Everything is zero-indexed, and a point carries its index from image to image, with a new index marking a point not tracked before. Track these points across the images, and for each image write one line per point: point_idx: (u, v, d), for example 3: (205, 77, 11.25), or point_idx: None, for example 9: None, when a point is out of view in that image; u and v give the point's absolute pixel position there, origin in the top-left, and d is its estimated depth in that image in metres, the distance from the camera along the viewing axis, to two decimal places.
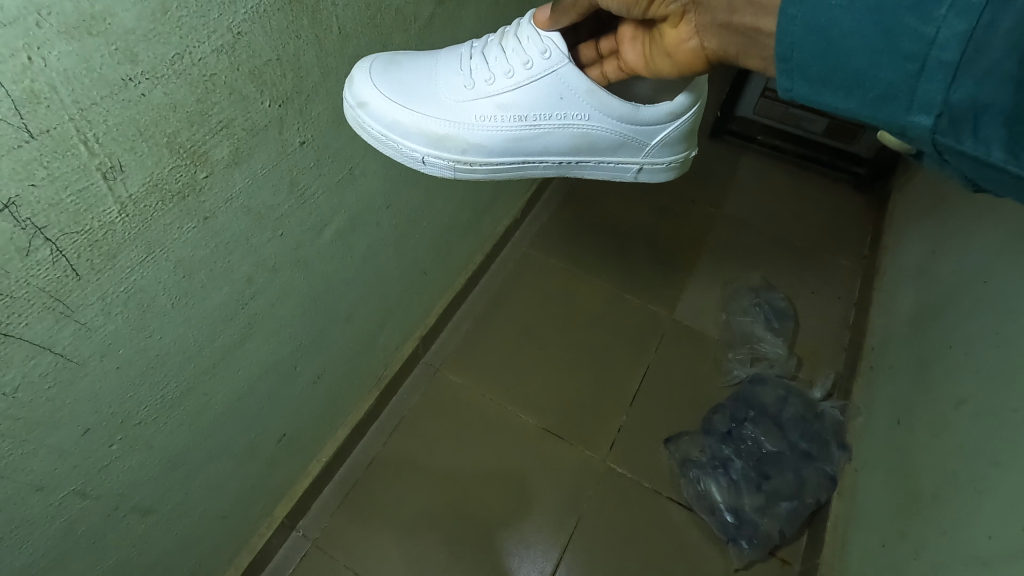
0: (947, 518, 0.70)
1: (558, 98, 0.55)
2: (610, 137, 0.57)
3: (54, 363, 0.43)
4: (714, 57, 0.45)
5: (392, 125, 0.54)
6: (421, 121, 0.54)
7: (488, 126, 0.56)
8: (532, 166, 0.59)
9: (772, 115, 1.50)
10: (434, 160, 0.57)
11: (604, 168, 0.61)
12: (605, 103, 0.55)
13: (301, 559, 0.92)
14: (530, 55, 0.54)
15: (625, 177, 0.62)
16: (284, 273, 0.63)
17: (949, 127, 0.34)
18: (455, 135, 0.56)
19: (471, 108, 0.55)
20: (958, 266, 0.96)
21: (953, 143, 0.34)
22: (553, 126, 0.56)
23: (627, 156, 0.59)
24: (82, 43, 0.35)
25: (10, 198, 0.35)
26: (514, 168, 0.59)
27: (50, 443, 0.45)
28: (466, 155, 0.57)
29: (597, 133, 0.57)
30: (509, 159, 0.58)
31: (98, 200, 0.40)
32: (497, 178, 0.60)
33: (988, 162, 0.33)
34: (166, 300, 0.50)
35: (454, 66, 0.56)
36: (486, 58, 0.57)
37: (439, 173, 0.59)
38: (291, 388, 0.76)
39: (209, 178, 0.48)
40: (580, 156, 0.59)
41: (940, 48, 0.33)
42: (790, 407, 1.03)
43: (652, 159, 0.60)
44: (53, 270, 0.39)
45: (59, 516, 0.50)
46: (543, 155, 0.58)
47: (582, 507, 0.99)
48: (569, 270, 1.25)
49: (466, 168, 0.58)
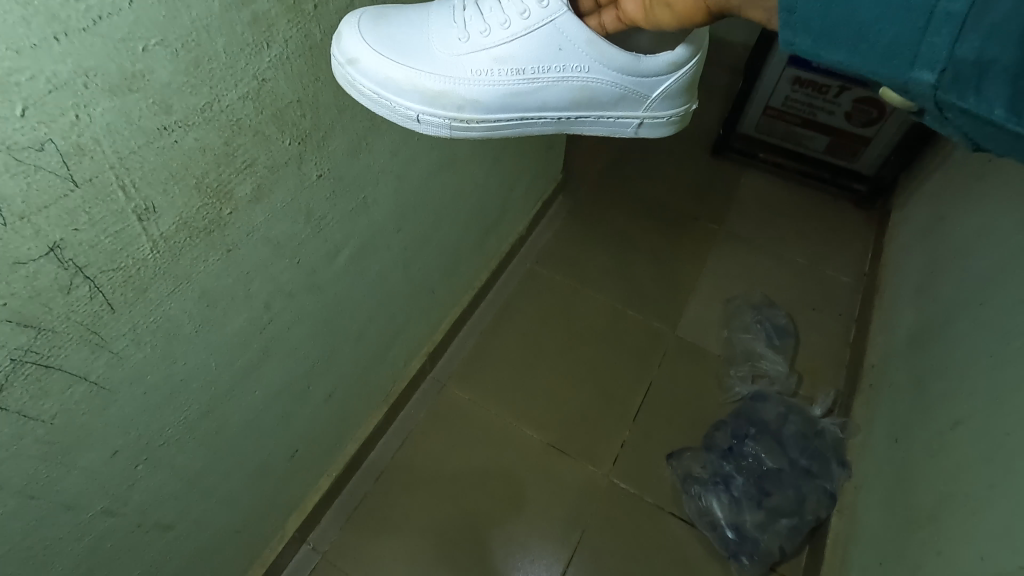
0: (943, 538, 0.71)
1: (557, 48, 0.54)
2: (610, 90, 0.57)
3: (88, 391, 0.45)
4: (717, 7, 0.44)
5: (386, 82, 0.52)
6: (415, 77, 0.53)
7: (486, 81, 0.55)
8: (531, 123, 0.60)
9: (773, 133, 1.52)
10: (429, 119, 0.56)
11: (603, 122, 0.61)
12: (605, 54, 0.54)
13: (311, 571, 0.94)
14: (528, 6, 0.53)
15: (624, 132, 0.63)
16: (300, 297, 0.66)
17: (952, 83, 0.36)
18: (451, 92, 0.55)
19: (467, 63, 0.54)
20: (955, 287, 0.98)
21: (955, 100, 0.36)
22: (552, 79, 0.56)
23: (626, 109, 0.60)
24: (123, 99, 0.38)
25: (55, 242, 0.38)
26: (511, 123, 0.59)
27: (81, 464, 0.48)
28: (463, 111, 0.56)
29: (598, 86, 0.57)
30: (506, 115, 0.58)
31: (133, 239, 0.43)
32: (493, 135, 0.60)
33: (989, 120, 0.35)
34: (190, 328, 0.52)
35: (447, 18, 0.54)
36: (481, 9, 0.55)
37: (436, 131, 0.58)
38: (304, 406, 0.78)
39: (234, 213, 0.51)
40: (579, 110, 0.59)
41: (948, 0, 0.34)
42: (790, 425, 1.04)
43: (652, 113, 0.60)
44: (91, 305, 0.42)
45: (88, 533, 0.52)
46: (541, 110, 0.58)
47: (586, 521, 1.01)
48: (573, 287, 1.28)
49: (462, 127, 0.57)
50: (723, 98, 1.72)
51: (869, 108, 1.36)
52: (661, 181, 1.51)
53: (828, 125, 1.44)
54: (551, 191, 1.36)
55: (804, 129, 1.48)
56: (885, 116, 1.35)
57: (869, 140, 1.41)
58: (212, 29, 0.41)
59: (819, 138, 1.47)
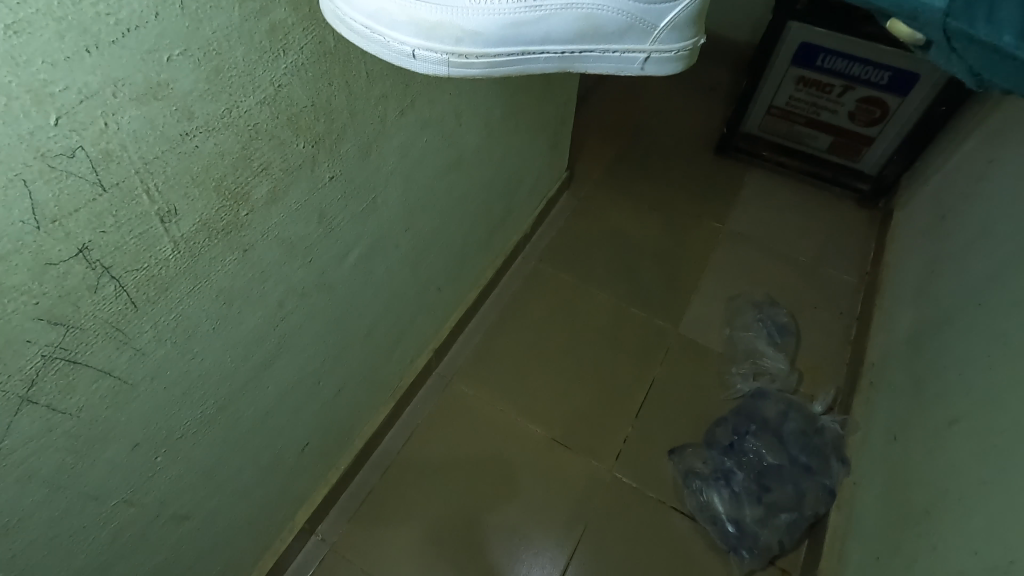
0: (938, 533, 0.73)
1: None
2: (615, 18, 0.53)
3: (112, 386, 0.47)
4: None
5: (377, 13, 0.46)
6: (408, 6, 0.46)
7: (485, 8, 0.48)
8: (532, 59, 0.53)
9: (777, 133, 1.53)
10: (425, 54, 0.49)
11: (609, 59, 0.56)
12: None
13: (320, 561, 0.97)
14: None
15: (631, 70, 0.58)
16: (312, 295, 0.68)
17: (963, 11, 0.39)
18: (448, 21, 0.48)
19: None
20: (954, 287, 0.99)
21: (966, 27, 0.39)
22: (556, 6, 0.50)
23: (633, 42, 0.55)
24: (149, 107, 0.39)
25: (84, 244, 0.40)
26: (513, 62, 0.52)
27: (105, 456, 0.50)
28: (462, 45, 0.49)
29: (604, 13, 0.52)
30: (508, 50, 0.51)
31: (156, 240, 0.45)
32: (493, 76, 0.53)
33: (999, 47, 0.38)
34: (208, 326, 0.54)
35: None
36: None
37: (431, 72, 0.51)
38: (314, 401, 0.80)
39: (250, 215, 0.53)
40: (585, 45, 0.54)
41: None
42: (791, 422, 1.05)
43: (660, 46, 0.56)
44: (116, 303, 0.44)
45: (110, 522, 0.54)
46: (544, 43, 0.52)
47: (588, 515, 1.03)
48: (577, 285, 1.30)
49: (462, 62, 0.50)
50: (727, 97, 1.73)
51: (873, 108, 1.36)
52: (665, 181, 1.52)
53: (832, 125, 1.44)
54: (555, 190, 1.38)
55: (807, 129, 1.48)
56: (888, 116, 1.36)
57: (872, 139, 1.42)
58: (232, 39, 0.42)
59: (822, 137, 1.48)
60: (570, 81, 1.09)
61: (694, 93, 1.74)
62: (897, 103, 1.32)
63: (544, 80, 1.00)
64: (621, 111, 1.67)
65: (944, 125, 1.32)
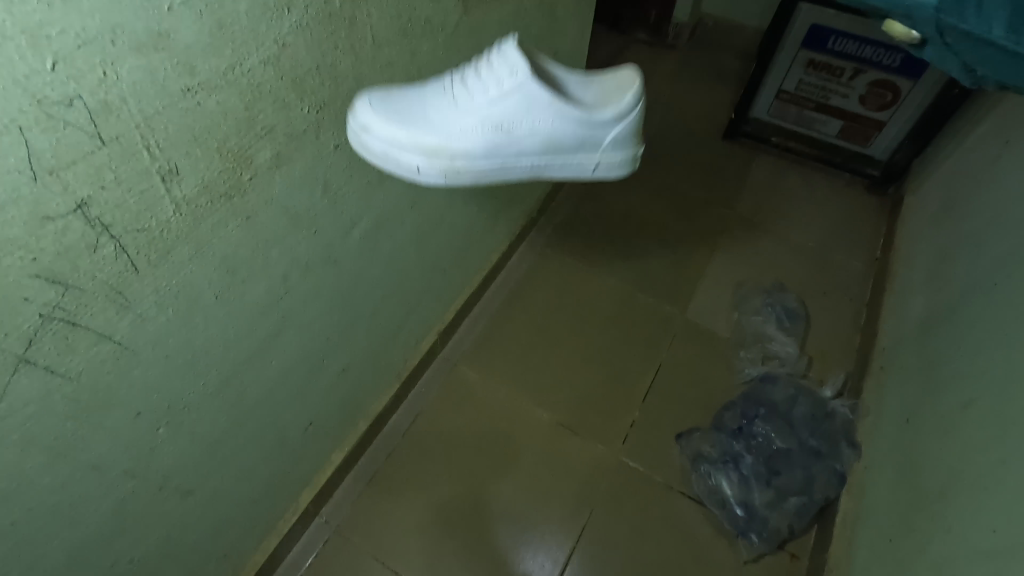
0: (953, 514, 0.71)
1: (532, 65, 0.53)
2: (574, 139, 0.56)
3: (113, 351, 0.46)
4: None
5: (391, 144, 0.51)
6: (415, 133, 0.51)
7: (473, 128, 0.53)
8: (510, 169, 0.57)
9: (786, 118, 1.51)
10: (428, 170, 0.53)
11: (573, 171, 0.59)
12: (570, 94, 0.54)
13: (324, 544, 0.95)
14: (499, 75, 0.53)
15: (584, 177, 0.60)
16: (317, 269, 0.67)
17: (952, 5, 0.39)
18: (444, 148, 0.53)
19: (455, 120, 0.53)
20: (968, 269, 0.97)
21: (955, 20, 0.40)
22: (528, 129, 0.55)
23: (588, 156, 0.58)
24: (149, 58, 0.38)
25: (82, 199, 0.38)
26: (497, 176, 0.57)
27: (106, 424, 0.49)
28: (456, 163, 0.54)
29: (567, 134, 0.56)
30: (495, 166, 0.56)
31: (157, 201, 0.43)
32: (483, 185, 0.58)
33: (990, 39, 0.39)
34: (211, 294, 0.53)
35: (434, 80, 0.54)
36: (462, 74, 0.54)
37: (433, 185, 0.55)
38: (319, 379, 0.79)
39: (253, 180, 0.51)
40: (554, 159, 0.58)
41: None
42: (800, 406, 1.04)
43: (608, 157, 0.59)
44: (116, 264, 0.43)
45: (111, 494, 0.53)
46: (519, 158, 0.56)
47: (595, 500, 1.01)
48: (583, 270, 1.28)
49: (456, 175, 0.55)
50: (735, 83, 1.71)
51: (884, 91, 1.35)
52: (672, 166, 1.50)
53: (842, 109, 1.43)
54: (561, 175, 1.37)
55: (817, 113, 1.46)
56: (899, 99, 1.34)
57: (883, 124, 1.40)
58: None
59: (832, 122, 1.46)
60: (579, 61, 1.07)
61: (702, 79, 1.72)
62: (909, 85, 1.31)
63: (552, 58, 0.98)
64: None
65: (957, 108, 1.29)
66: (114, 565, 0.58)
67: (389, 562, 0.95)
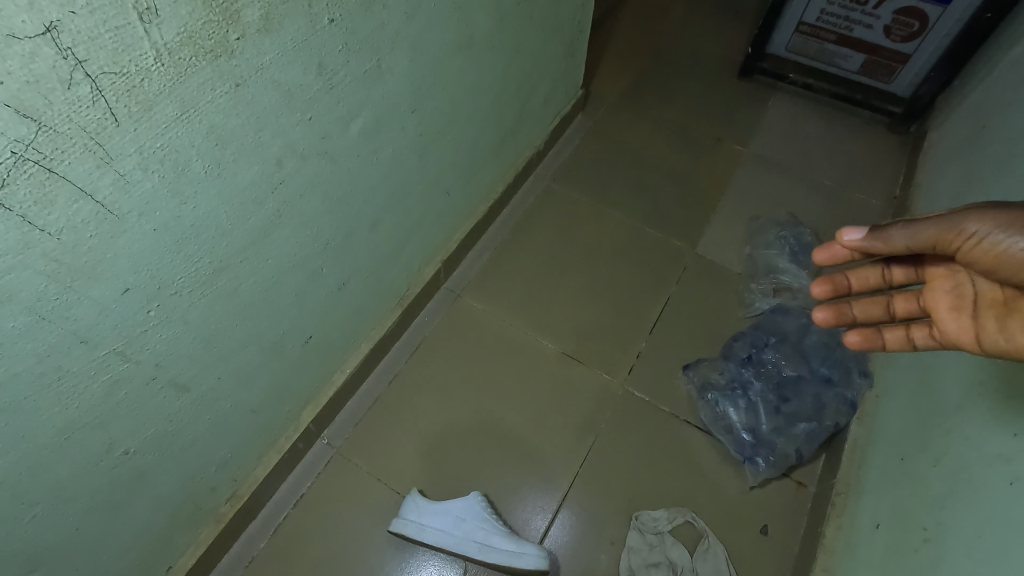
0: (972, 424, 0.69)
1: (473, 525, 0.86)
2: (475, 538, 0.84)
3: (96, 213, 0.44)
4: None
5: (430, 528, 0.84)
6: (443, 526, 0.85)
7: (457, 528, 0.85)
8: (466, 537, 0.84)
9: (806, 53, 1.44)
10: (465, 523, 0.86)
11: (489, 543, 0.84)
12: (489, 534, 0.85)
13: (326, 464, 0.95)
14: (458, 526, 0.85)
15: (492, 542, 0.84)
16: (313, 161, 0.64)
17: None
18: (443, 523, 0.85)
19: (449, 526, 0.85)
20: (991, 190, 0.92)
21: None
22: (465, 536, 0.84)
23: (499, 540, 0.85)
24: None
25: (52, 22, 0.35)
26: (458, 533, 0.85)
27: (92, 295, 0.47)
28: (440, 531, 0.85)
29: (482, 537, 0.85)
30: (459, 530, 0.85)
31: (136, 42, 0.40)
32: (464, 534, 0.85)
33: None
34: (199, 166, 0.50)
35: (452, 527, 0.85)
36: (451, 527, 0.85)
37: (465, 527, 0.85)
38: (317, 290, 0.77)
39: (241, 42, 0.48)
40: (481, 536, 0.85)
41: None
42: (812, 335, 1.02)
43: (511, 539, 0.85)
44: (94, 110, 0.40)
45: (103, 373, 0.52)
46: (467, 535, 0.85)
47: (599, 427, 0.99)
48: (592, 205, 1.25)
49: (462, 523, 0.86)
50: (754, 20, 1.64)
51: (911, 20, 1.25)
52: (684, 103, 1.45)
53: (866, 41, 1.35)
54: (570, 108, 1.32)
55: (839, 47, 1.39)
56: (927, 29, 1.25)
57: (907, 56, 1.32)
58: None
59: (854, 56, 1.39)
60: None
61: (719, 15, 1.65)
62: (939, 13, 1.21)
63: None
64: (641, 31, 1.59)
65: (991, 33, 1.20)
66: (109, 453, 0.57)
67: (391, 484, 0.94)
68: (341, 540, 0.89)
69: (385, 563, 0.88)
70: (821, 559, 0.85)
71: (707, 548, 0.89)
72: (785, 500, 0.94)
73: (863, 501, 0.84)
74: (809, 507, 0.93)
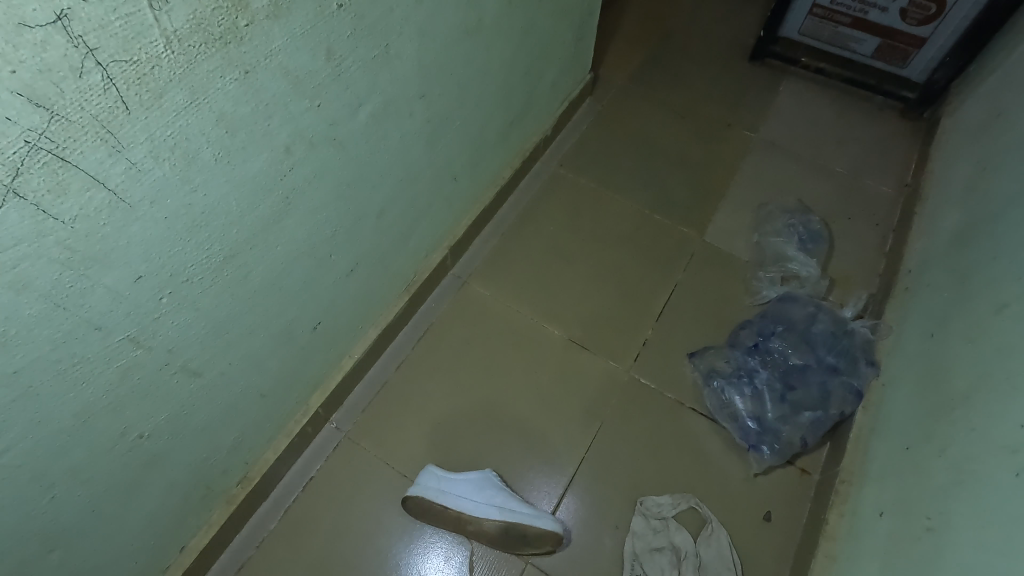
0: (978, 415, 0.69)
1: (492, 492, 0.87)
2: (495, 502, 0.86)
3: (108, 201, 0.44)
4: None
5: (450, 490, 0.86)
6: (462, 490, 0.86)
7: (477, 491, 0.87)
8: (486, 500, 0.86)
9: (820, 36, 1.41)
10: (485, 488, 0.88)
11: (509, 510, 0.86)
12: (508, 500, 0.87)
13: (335, 448, 0.96)
14: (478, 489, 0.87)
15: (512, 508, 0.86)
16: (320, 149, 0.63)
17: None
18: (462, 487, 0.87)
19: (468, 489, 0.87)
20: (1006, 177, 0.91)
21: None
22: (485, 499, 0.86)
23: (518, 506, 0.87)
24: None
25: (62, 10, 0.35)
26: (478, 497, 0.86)
27: (106, 283, 0.47)
28: (461, 494, 0.86)
29: (502, 503, 0.86)
30: (479, 495, 0.86)
31: (145, 30, 0.40)
32: (485, 497, 0.86)
33: None
34: (209, 154, 0.50)
35: (473, 492, 0.86)
36: (472, 491, 0.86)
37: (485, 492, 0.87)
38: (325, 276, 0.78)
39: (250, 28, 0.47)
40: (501, 502, 0.86)
41: None
42: (819, 324, 1.01)
43: (529, 508, 0.87)
44: (105, 98, 0.40)
45: (117, 358, 0.52)
46: (488, 498, 0.86)
47: (604, 414, 1.00)
48: (600, 191, 1.24)
49: (483, 488, 0.87)
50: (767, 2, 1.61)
51: (928, 3, 1.23)
52: (694, 87, 1.43)
53: (880, 25, 1.32)
54: (578, 93, 1.31)
55: (853, 30, 1.36)
56: (944, 12, 1.22)
57: (923, 40, 1.30)
58: None
59: (868, 40, 1.36)
60: None
61: None
62: None
63: None
64: (652, 13, 1.56)
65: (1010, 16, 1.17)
66: (124, 436, 0.58)
67: (399, 468, 0.95)
68: (351, 522, 0.91)
69: (393, 545, 0.89)
70: (823, 545, 0.86)
71: (711, 533, 0.90)
72: (789, 487, 0.95)
73: (866, 489, 0.84)
74: (812, 494, 0.94)
